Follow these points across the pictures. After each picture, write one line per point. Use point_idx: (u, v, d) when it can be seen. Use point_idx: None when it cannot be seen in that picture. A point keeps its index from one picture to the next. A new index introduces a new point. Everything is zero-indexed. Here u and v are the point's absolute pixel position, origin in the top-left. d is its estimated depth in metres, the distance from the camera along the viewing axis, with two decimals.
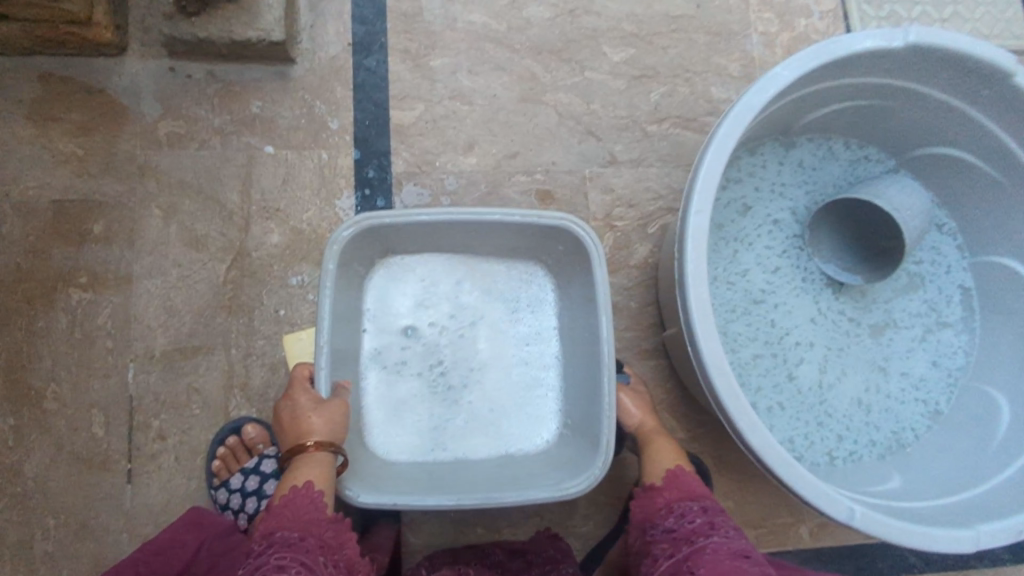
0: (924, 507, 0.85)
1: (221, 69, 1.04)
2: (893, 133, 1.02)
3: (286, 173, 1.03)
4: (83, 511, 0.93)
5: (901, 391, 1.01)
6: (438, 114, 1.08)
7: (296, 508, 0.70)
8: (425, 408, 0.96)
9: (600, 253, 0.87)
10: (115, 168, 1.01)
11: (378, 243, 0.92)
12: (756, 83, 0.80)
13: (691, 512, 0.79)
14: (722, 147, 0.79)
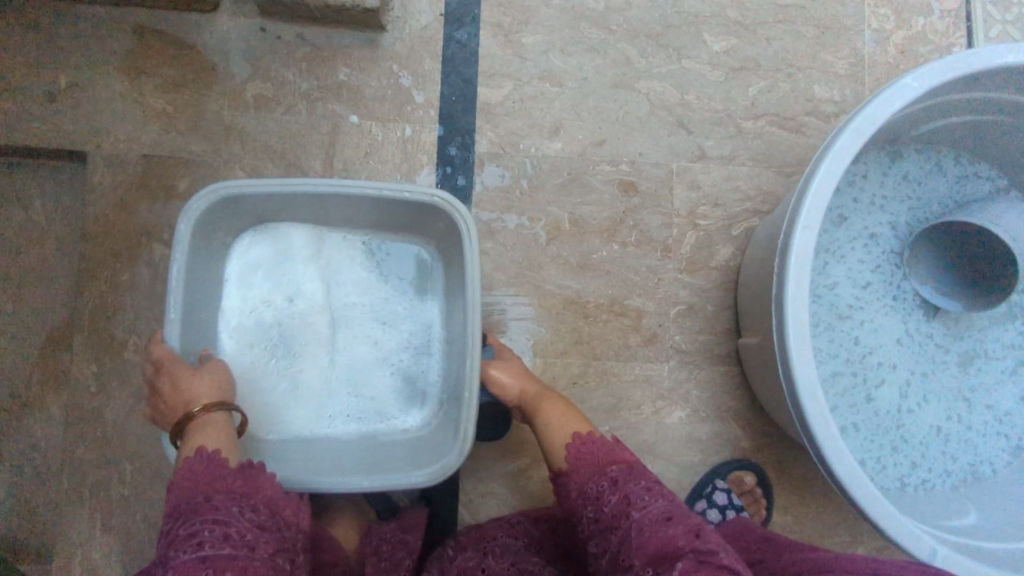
0: (1004, 547, 0.82)
1: (311, 33, 1.02)
2: (1012, 152, 0.95)
3: (369, 145, 1.02)
4: (159, 461, 0.96)
5: (984, 424, 0.97)
6: (527, 94, 1.04)
7: (198, 470, 0.63)
8: (292, 383, 0.89)
9: (471, 232, 0.79)
10: (202, 126, 1.00)
11: (247, 211, 0.84)
12: (882, 94, 0.75)
13: (603, 492, 0.68)
14: (839, 161, 0.74)
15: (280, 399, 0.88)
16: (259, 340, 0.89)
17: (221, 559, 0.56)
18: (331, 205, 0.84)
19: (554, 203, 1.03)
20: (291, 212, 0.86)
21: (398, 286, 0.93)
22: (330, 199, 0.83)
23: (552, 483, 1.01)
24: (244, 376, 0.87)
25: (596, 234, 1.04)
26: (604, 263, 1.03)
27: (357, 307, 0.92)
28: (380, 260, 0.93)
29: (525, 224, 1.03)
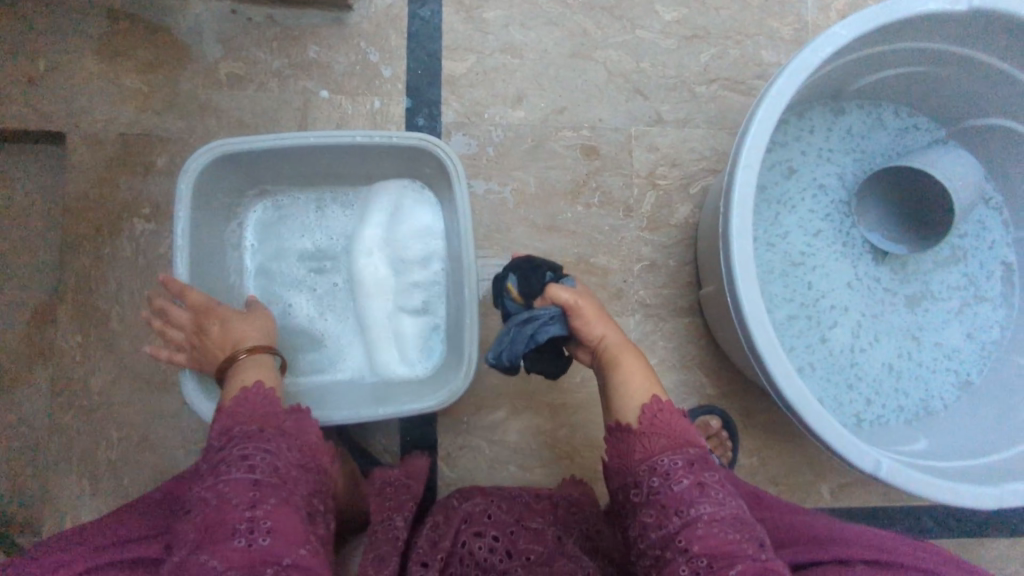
0: (952, 466, 0.87)
1: (281, 14, 1.07)
2: (946, 103, 1.01)
3: (340, 118, 1.07)
4: (145, 426, 0.99)
5: (933, 361, 1.02)
6: (489, 66, 1.09)
7: (246, 404, 0.67)
8: (311, 335, 0.92)
9: (459, 171, 0.83)
10: (178, 105, 1.04)
11: (241, 175, 0.87)
12: (813, 42, 0.80)
13: (676, 469, 0.66)
14: (775, 104, 0.79)
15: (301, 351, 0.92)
16: (273, 295, 0.93)
17: (269, 484, 0.60)
18: (321, 157, 0.86)
19: (519, 168, 1.08)
20: (289, 172, 0.90)
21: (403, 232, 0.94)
22: (324, 152, 0.86)
23: (527, 435, 1.05)
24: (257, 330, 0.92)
25: (560, 197, 1.09)
26: (569, 223, 1.08)
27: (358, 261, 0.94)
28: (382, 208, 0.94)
29: (493, 189, 1.08)
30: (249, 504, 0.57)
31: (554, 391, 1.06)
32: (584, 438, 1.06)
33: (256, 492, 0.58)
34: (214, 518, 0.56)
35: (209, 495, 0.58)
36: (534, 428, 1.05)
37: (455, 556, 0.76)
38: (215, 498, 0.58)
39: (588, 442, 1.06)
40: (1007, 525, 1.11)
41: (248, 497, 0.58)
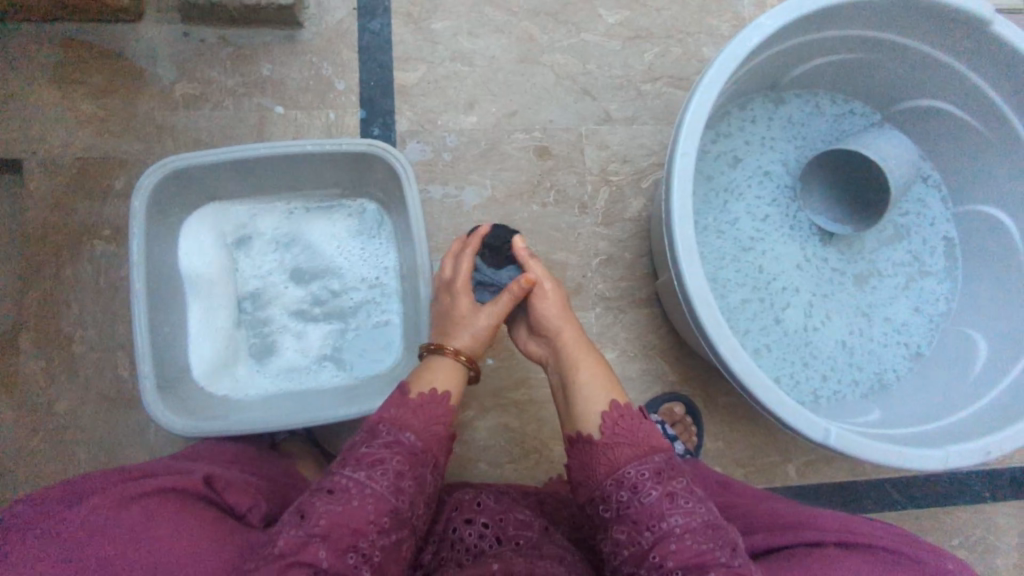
0: (907, 433, 0.89)
1: (233, 34, 1.09)
2: (878, 88, 1.06)
3: (296, 132, 1.09)
4: (113, 447, 0.99)
5: (884, 336, 1.06)
6: (440, 75, 1.12)
7: (428, 413, 0.70)
8: (264, 345, 0.94)
9: (407, 173, 0.87)
10: (135, 127, 1.06)
11: (195, 189, 0.90)
12: (741, 33, 0.83)
13: (643, 480, 0.67)
14: (709, 91, 0.82)
15: (254, 362, 0.93)
16: (220, 308, 0.93)
17: (400, 516, 0.63)
18: (273, 168, 0.90)
19: (474, 172, 1.11)
20: (240, 184, 0.92)
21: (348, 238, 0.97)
22: (275, 162, 0.89)
23: (496, 433, 1.07)
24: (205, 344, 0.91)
25: (516, 198, 1.11)
26: (526, 223, 1.11)
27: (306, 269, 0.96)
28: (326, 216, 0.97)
29: (450, 193, 1.10)
30: (381, 530, 0.61)
31: (520, 388, 1.08)
32: (552, 431, 1.08)
33: (390, 518, 0.62)
34: (344, 523, 0.60)
35: (353, 496, 0.62)
36: (503, 425, 1.07)
37: (446, 541, 0.80)
38: (357, 500, 0.62)
39: (556, 435, 1.08)
40: (970, 493, 1.14)
41: (381, 522, 0.62)
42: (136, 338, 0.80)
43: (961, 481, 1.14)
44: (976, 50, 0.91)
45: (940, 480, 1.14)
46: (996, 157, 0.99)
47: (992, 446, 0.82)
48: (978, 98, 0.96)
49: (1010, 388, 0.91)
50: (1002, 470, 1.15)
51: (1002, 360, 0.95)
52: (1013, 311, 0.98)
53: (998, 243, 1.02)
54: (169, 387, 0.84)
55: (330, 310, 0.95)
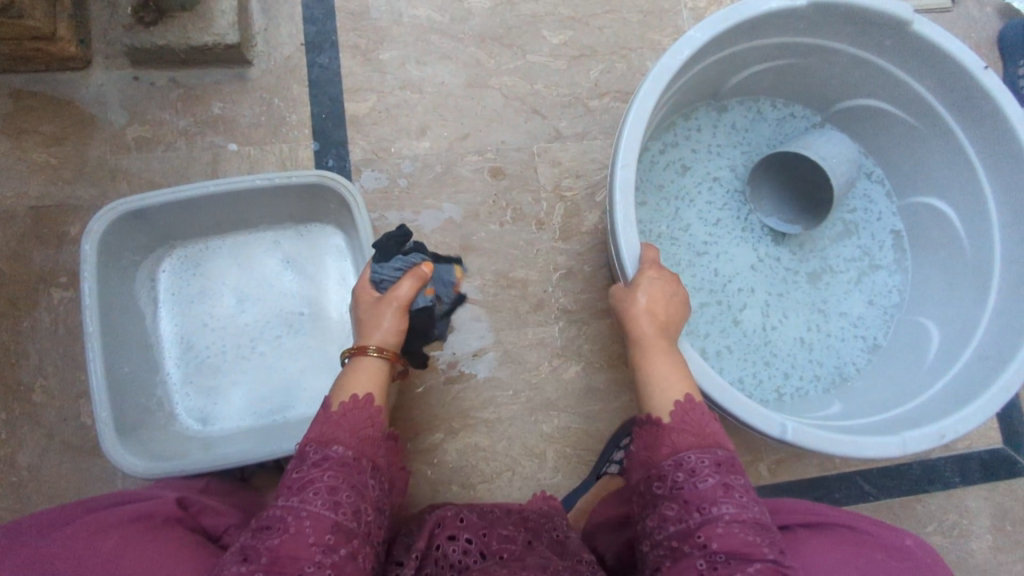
0: (865, 424, 0.90)
1: (182, 75, 1.10)
2: (813, 91, 1.09)
3: (251, 168, 1.10)
4: (77, 495, 0.98)
5: (842, 330, 1.08)
6: (390, 103, 1.14)
7: (354, 421, 0.70)
8: (232, 380, 0.93)
9: (358, 201, 0.88)
10: (87, 173, 1.07)
11: (149, 231, 0.90)
12: (671, 47, 0.84)
13: (703, 467, 0.66)
14: (645, 103, 0.83)
15: (224, 397, 0.92)
16: (188, 345, 0.93)
17: (344, 530, 0.64)
18: (226, 204, 0.91)
19: (430, 196, 1.12)
20: (198, 222, 0.93)
21: (312, 267, 0.97)
22: (229, 198, 0.89)
23: (467, 452, 1.07)
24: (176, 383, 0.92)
25: (473, 219, 1.13)
26: (485, 243, 1.12)
27: (271, 300, 0.96)
28: (289, 248, 0.97)
29: (407, 218, 1.11)
30: (326, 548, 0.61)
31: (487, 407, 1.08)
32: (522, 448, 1.08)
33: (334, 533, 0.62)
34: (289, 551, 0.60)
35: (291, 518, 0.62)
36: (474, 445, 1.07)
37: (429, 558, 0.77)
38: (296, 525, 0.62)
39: (527, 451, 1.08)
40: (941, 479, 1.15)
41: (323, 541, 0.61)
42: (91, 381, 0.80)
43: (931, 469, 1.15)
44: (901, 47, 0.94)
45: (910, 469, 1.15)
46: (931, 148, 1.02)
47: (945, 429, 0.84)
48: (907, 94, 0.99)
49: (959, 373, 0.93)
50: (969, 454, 1.16)
51: (951, 347, 0.98)
52: (959, 298, 1.01)
53: (939, 231, 1.05)
54: (129, 429, 0.83)
55: (298, 341, 0.95)
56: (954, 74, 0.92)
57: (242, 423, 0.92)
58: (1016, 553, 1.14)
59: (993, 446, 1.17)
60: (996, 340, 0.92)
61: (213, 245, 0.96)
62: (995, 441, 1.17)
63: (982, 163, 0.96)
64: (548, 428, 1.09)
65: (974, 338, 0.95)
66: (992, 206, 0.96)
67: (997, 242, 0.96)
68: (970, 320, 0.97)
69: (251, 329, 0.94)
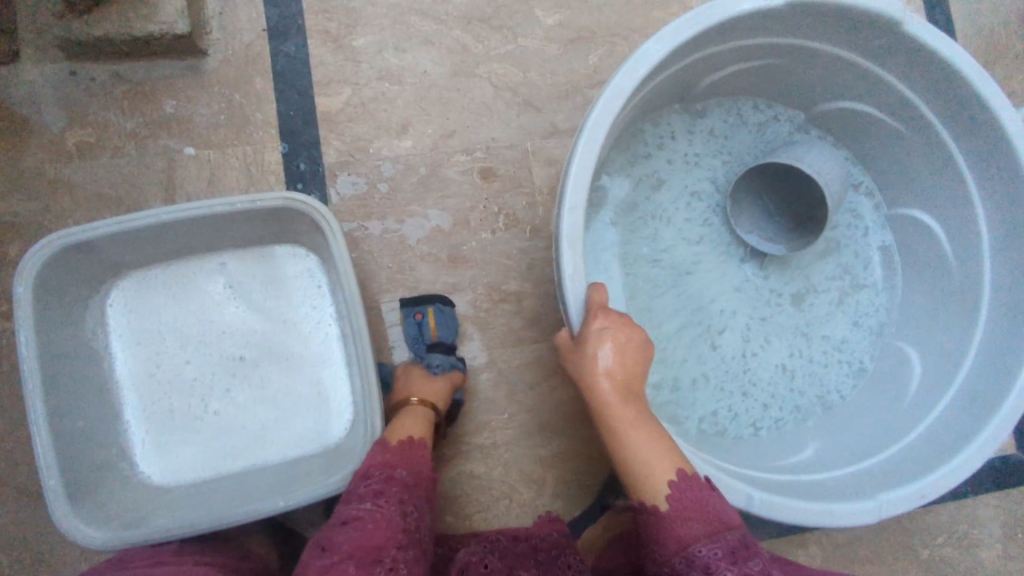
0: (843, 478, 0.83)
1: (126, 68, 0.97)
2: (792, 89, 0.97)
3: (211, 174, 0.98)
4: (36, 545, 0.88)
5: (823, 362, 0.98)
6: (367, 97, 1.02)
7: (412, 452, 0.75)
8: (198, 424, 0.85)
9: (333, 228, 0.78)
10: (26, 186, 0.94)
11: (95, 265, 0.80)
12: (624, 64, 0.73)
13: (717, 561, 0.60)
14: (593, 137, 0.71)
15: (192, 444, 0.84)
16: (148, 386, 0.84)
17: (410, 537, 0.67)
18: (180, 232, 0.80)
19: (414, 203, 1.02)
20: (151, 251, 0.82)
21: (282, 296, 0.87)
22: (184, 226, 0.79)
23: (460, 480, 1.00)
24: (138, 429, 0.84)
25: (463, 226, 1.02)
26: (476, 253, 1.02)
27: (239, 333, 0.86)
28: (255, 275, 0.87)
29: (390, 228, 1.01)
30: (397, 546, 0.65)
31: (482, 432, 1.01)
32: (521, 474, 1.01)
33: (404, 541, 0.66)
34: (371, 542, 0.64)
35: (366, 519, 0.66)
36: (468, 472, 1.00)
37: None
38: (374, 524, 0.65)
39: (526, 478, 1.01)
40: (952, 490, 1.11)
41: (396, 540, 0.65)
42: (36, 448, 0.70)
43: None
44: (898, 50, 0.83)
45: None
46: (919, 154, 0.92)
47: (927, 489, 0.78)
48: (901, 100, 0.89)
49: (947, 414, 0.86)
50: (983, 464, 1.12)
51: (936, 382, 0.90)
52: (947, 331, 0.92)
53: (929, 250, 0.96)
54: (87, 495, 0.74)
55: (271, 378, 0.86)
56: (952, 82, 0.81)
57: (211, 471, 0.83)
58: None
59: (1005, 453, 1.13)
60: (986, 381, 0.85)
61: (170, 274, 0.86)
62: (1009, 449, 1.13)
63: (974, 177, 0.87)
64: (546, 452, 1.02)
65: (960, 375, 0.88)
66: (984, 230, 0.88)
67: (988, 263, 0.88)
68: (958, 356, 0.90)
69: (218, 366, 0.86)
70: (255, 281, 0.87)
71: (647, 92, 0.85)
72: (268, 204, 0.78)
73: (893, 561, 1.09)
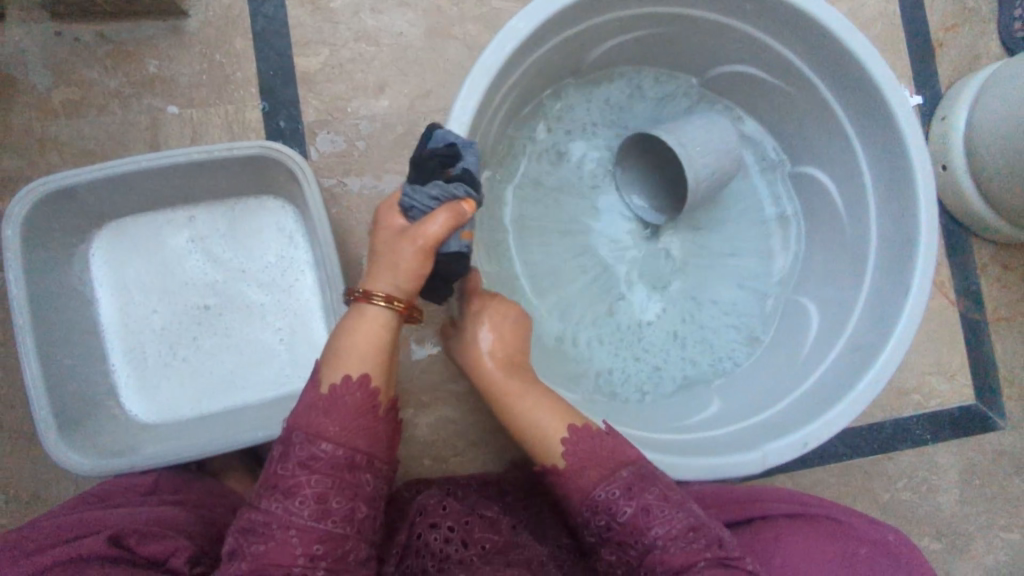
0: (728, 433, 0.84)
1: (110, 29, 1.00)
2: (682, 57, 0.98)
3: (194, 132, 1.01)
4: (33, 483, 0.92)
5: (716, 324, 0.98)
6: (344, 58, 1.05)
7: (346, 409, 0.63)
8: (181, 365, 0.89)
9: (306, 173, 0.82)
10: (14, 142, 0.98)
11: (80, 212, 0.84)
12: (491, 44, 0.74)
13: (616, 501, 0.67)
14: (463, 117, 0.72)
15: (177, 384, 0.88)
16: (132, 329, 0.88)
17: (335, 535, 0.60)
18: (161, 180, 0.84)
19: (392, 160, 1.04)
20: (132, 199, 0.86)
21: (262, 243, 0.91)
22: (164, 174, 0.83)
23: (438, 426, 1.05)
24: (124, 370, 0.88)
25: None
26: None
27: (219, 279, 0.90)
28: (235, 223, 0.91)
29: (368, 184, 1.04)
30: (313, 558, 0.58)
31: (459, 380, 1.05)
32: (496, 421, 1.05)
33: (322, 545, 0.59)
34: (276, 559, 0.57)
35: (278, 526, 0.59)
36: (444, 418, 1.05)
37: (410, 548, 0.77)
38: (281, 533, 0.58)
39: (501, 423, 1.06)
40: (913, 437, 1.16)
41: (312, 549, 0.58)
42: (26, 379, 0.75)
43: (904, 428, 1.16)
44: (780, 18, 0.84)
45: (885, 428, 1.15)
46: (806, 116, 0.93)
47: (806, 437, 0.79)
48: (780, 62, 0.90)
49: (834, 365, 0.87)
50: (942, 411, 1.17)
51: (830, 333, 0.91)
52: (842, 282, 0.93)
53: (823, 207, 0.96)
54: (75, 425, 0.79)
55: (251, 321, 0.90)
56: (821, 40, 0.83)
57: (195, 410, 0.88)
58: (981, 506, 1.16)
59: (966, 403, 1.17)
60: (872, 328, 0.85)
61: (152, 223, 0.90)
62: (968, 398, 1.18)
63: (854, 132, 0.88)
64: None
65: (846, 329, 0.89)
66: (867, 178, 0.89)
67: (873, 215, 0.89)
68: (848, 303, 0.91)
69: (200, 311, 0.90)
70: (234, 231, 0.91)
71: (517, 81, 0.85)
72: (245, 152, 0.82)
73: (855, 504, 1.14)
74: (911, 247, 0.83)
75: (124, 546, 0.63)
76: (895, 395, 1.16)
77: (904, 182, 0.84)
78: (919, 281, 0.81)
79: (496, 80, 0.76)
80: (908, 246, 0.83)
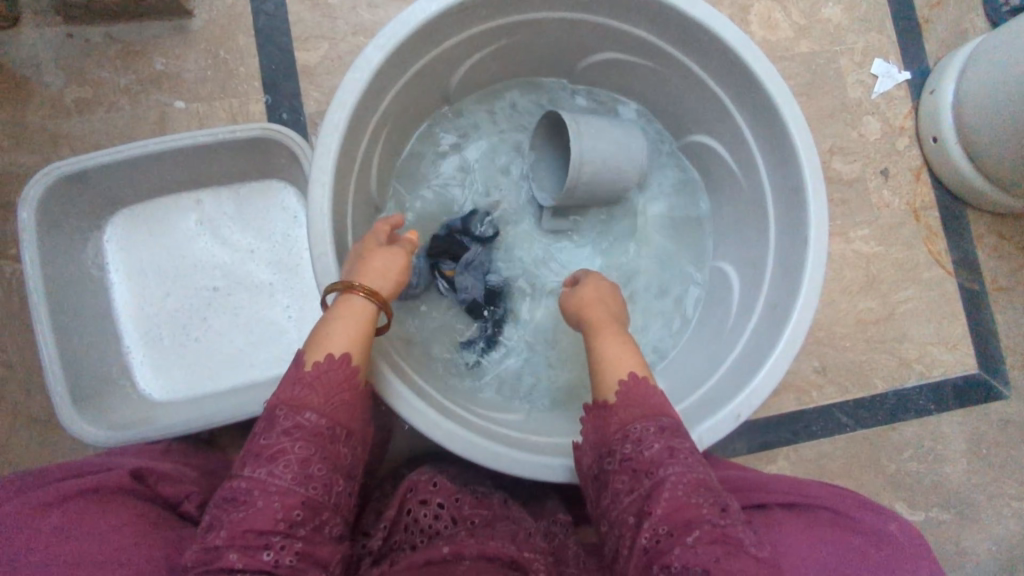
0: None
1: (118, 30, 1.04)
2: (549, 56, 0.98)
3: (200, 125, 1.05)
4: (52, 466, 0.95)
5: (644, 321, 0.98)
6: (343, 50, 1.08)
7: (330, 383, 0.63)
8: (190, 345, 0.91)
9: (307, 152, 0.85)
10: (28, 140, 1.02)
11: (92, 197, 0.88)
12: (335, 93, 0.75)
13: (648, 436, 0.65)
14: (327, 147, 0.74)
15: (185, 363, 0.91)
16: (142, 310, 0.91)
17: (314, 503, 0.60)
18: (169, 164, 0.87)
19: None
20: (141, 183, 0.90)
21: (268, 224, 0.94)
22: (170, 157, 0.86)
23: None
24: (135, 350, 0.90)
25: None
26: None
27: (225, 260, 0.93)
28: (241, 206, 0.94)
29: None
30: (288, 524, 0.58)
31: None
32: None
33: (302, 510, 0.59)
34: (253, 526, 0.57)
35: (257, 492, 0.59)
36: None
37: (400, 524, 0.79)
38: (263, 500, 0.58)
39: None
40: (916, 408, 1.16)
41: (291, 516, 0.58)
42: (42, 353, 0.79)
43: (906, 397, 1.16)
44: (651, 17, 0.85)
45: (886, 399, 1.16)
46: (684, 93, 0.94)
47: (741, 408, 0.77)
48: (638, 43, 0.91)
49: (754, 333, 0.85)
50: (944, 379, 1.17)
51: (748, 303, 0.89)
52: (751, 242, 0.92)
53: (720, 170, 0.96)
54: (89, 400, 0.82)
55: (256, 300, 0.92)
56: (674, 18, 0.83)
57: (204, 387, 0.90)
58: (990, 475, 1.16)
59: (968, 371, 1.18)
60: (782, 287, 0.84)
61: (162, 208, 0.94)
62: (971, 367, 1.18)
63: (727, 98, 0.88)
64: None
65: (759, 300, 0.87)
66: (751, 140, 0.88)
67: (765, 178, 0.88)
68: (760, 263, 0.90)
69: (207, 291, 0.92)
70: (240, 215, 0.94)
71: (382, 115, 0.86)
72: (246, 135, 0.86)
73: (859, 474, 1.14)
74: (799, 195, 0.82)
75: (144, 482, 0.71)
76: (896, 366, 1.16)
77: (783, 143, 0.83)
78: (815, 237, 0.80)
79: (359, 109, 0.78)
80: (796, 192, 0.83)
